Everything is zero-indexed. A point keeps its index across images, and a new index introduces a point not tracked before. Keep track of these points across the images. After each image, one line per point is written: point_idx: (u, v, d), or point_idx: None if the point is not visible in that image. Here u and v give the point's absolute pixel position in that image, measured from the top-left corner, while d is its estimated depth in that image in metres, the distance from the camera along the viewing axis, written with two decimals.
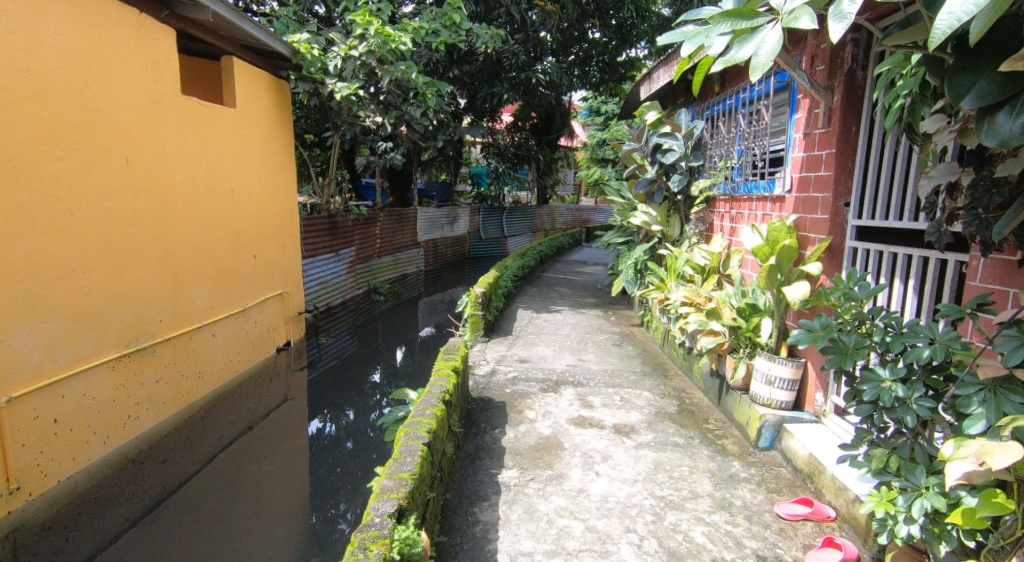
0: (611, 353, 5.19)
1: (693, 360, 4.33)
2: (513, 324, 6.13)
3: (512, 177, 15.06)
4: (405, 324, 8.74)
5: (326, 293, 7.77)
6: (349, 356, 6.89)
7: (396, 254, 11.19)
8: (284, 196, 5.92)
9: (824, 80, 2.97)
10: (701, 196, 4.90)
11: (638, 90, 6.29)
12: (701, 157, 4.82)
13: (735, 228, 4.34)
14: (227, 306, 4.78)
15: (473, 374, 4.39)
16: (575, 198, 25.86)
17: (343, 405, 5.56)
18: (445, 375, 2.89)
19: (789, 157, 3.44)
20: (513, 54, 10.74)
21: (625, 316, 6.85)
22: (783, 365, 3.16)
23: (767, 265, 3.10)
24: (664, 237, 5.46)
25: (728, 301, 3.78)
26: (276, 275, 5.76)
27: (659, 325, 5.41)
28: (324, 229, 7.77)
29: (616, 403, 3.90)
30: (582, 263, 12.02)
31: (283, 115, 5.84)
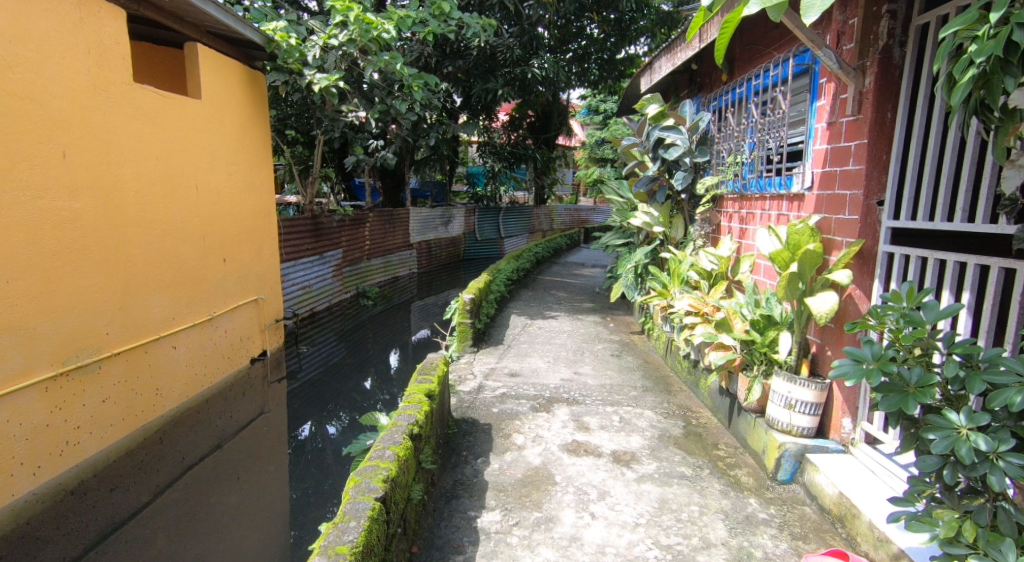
0: (610, 365, 4.79)
1: (701, 375, 3.94)
2: (504, 332, 5.73)
3: (509, 177, 14.67)
4: (395, 329, 8.35)
5: (310, 298, 7.37)
6: (332, 365, 6.50)
7: (387, 256, 10.79)
8: (260, 196, 5.53)
9: (854, 60, 2.58)
10: (707, 194, 4.49)
11: (638, 81, 5.88)
12: (707, 153, 4.44)
13: (746, 230, 3.96)
14: (193, 314, 4.40)
15: (457, 390, 4.00)
16: (574, 198, 25.50)
17: (322, 419, 5.17)
18: (417, 402, 2.49)
19: (809, 150, 3.05)
20: (508, 48, 10.36)
21: (625, 323, 6.46)
22: (805, 387, 2.77)
23: (787, 273, 2.72)
24: (666, 239, 5.09)
25: (741, 311, 3.39)
26: (251, 281, 5.36)
27: (662, 334, 5.03)
28: (307, 230, 7.37)
29: (614, 424, 3.51)
30: (580, 265, 11.64)
31: (260, 109, 5.45)
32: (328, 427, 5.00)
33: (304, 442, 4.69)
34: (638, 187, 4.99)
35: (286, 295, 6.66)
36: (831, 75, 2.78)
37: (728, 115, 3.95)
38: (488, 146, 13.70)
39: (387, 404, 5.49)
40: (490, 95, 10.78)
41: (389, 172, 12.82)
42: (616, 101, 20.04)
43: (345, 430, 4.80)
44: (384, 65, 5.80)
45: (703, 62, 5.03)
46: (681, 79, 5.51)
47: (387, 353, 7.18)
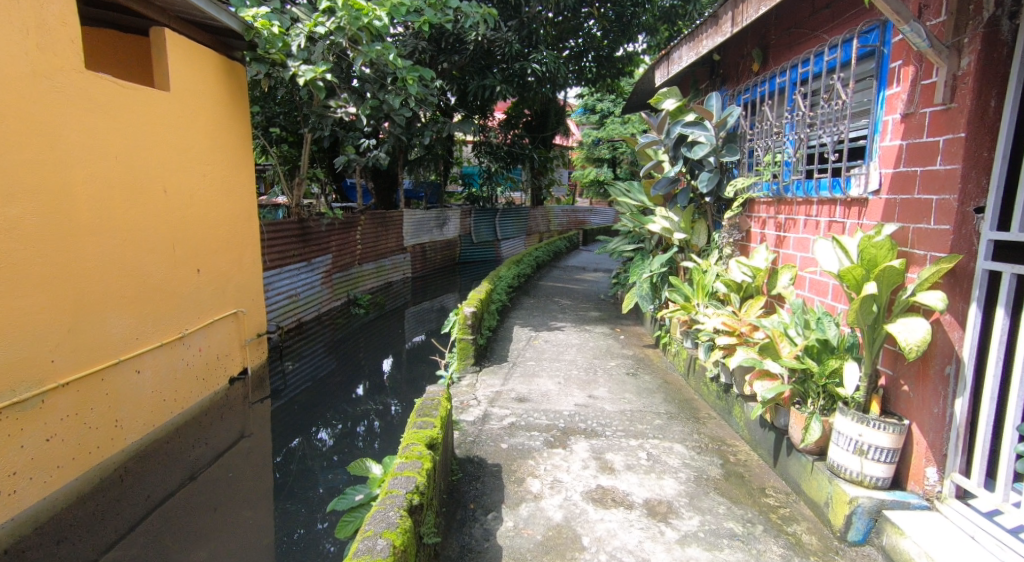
0: (627, 386, 4.34)
1: (735, 401, 3.50)
2: (508, 347, 5.26)
3: (505, 177, 14.20)
4: (388, 338, 7.87)
5: (297, 308, 6.88)
6: (320, 379, 6.00)
7: (380, 261, 10.29)
8: (240, 199, 5.03)
9: (946, 37, 2.15)
10: (737, 198, 4.03)
11: (653, 74, 5.43)
12: (736, 151, 3.98)
13: (785, 238, 3.52)
14: (161, 333, 3.90)
15: (459, 421, 3.52)
16: (570, 198, 25.07)
17: (311, 440, 4.69)
18: (417, 459, 2.00)
19: (875, 147, 2.61)
20: (506, 43, 9.90)
21: (636, 335, 6.01)
22: (880, 431, 2.32)
23: (861, 295, 2.26)
24: (687, 247, 4.64)
25: (789, 332, 2.95)
26: (230, 292, 4.87)
27: (684, 350, 4.57)
28: (294, 234, 6.87)
29: (642, 464, 3.04)
30: (581, 269, 11.22)
31: (240, 104, 4.95)
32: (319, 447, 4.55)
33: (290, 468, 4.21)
34: (657, 190, 4.53)
35: (270, 305, 6.15)
36: (910, 58, 2.34)
37: (764, 109, 3.52)
38: (484, 146, 13.29)
39: (381, 420, 5.02)
40: (488, 91, 10.30)
41: (381, 172, 12.30)
42: (613, 100, 19.65)
43: (336, 453, 4.33)
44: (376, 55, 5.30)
45: (726, 52, 4.58)
46: (700, 71, 5.07)
47: (381, 365, 6.70)
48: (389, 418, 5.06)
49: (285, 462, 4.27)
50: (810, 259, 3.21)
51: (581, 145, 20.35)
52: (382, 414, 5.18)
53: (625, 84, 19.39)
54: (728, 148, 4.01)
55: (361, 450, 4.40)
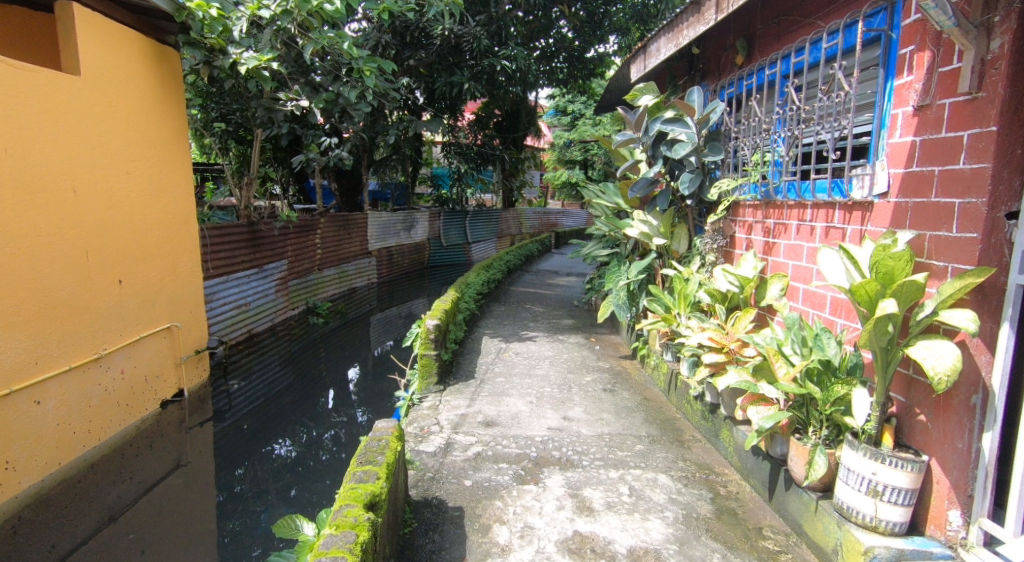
0: (604, 405, 4.00)
1: (722, 423, 3.19)
2: (475, 362, 4.87)
3: (475, 178, 13.80)
4: (350, 348, 7.39)
5: (246, 319, 6.37)
6: (271, 396, 5.51)
7: (342, 266, 9.78)
8: (174, 201, 4.52)
9: (973, 16, 1.85)
10: (722, 201, 3.73)
11: (629, 69, 5.14)
12: (720, 150, 3.68)
13: (775, 244, 3.23)
14: (69, 355, 3.44)
15: (418, 452, 3.12)
16: (542, 201, 24.82)
17: (258, 464, 4.25)
18: (352, 530, 1.60)
19: (881, 144, 2.32)
20: (474, 38, 9.53)
21: (612, 345, 5.70)
22: (898, 469, 2.00)
23: (876, 313, 1.94)
24: (667, 254, 4.34)
25: (785, 351, 2.65)
26: (162, 304, 4.37)
27: (664, 363, 4.26)
28: (243, 239, 6.37)
29: (624, 501, 2.69)
30: (553, 273, 10.91)
31: (172, 95, 4.48)
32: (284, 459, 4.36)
33: (232, 497, 3.77)
34: (635, 193, 4.18)
35: (215, 317, 5.65)
36: (926, 41, 2.05)
37: (751, 103, 3.21)
38: (453, 146, 12.92)
39: (338, 442, 4.62)
40: (456, 89, 9.90)
41: (345, 172, 11.80)
42: (584, 102, 19.48)
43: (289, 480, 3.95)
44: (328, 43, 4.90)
45: (706, 45, 4.29)
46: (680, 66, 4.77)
47: (339, 378, 6.23)
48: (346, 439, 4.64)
49: (227, 491, 3.83)
50: (805, 269, 2.92)
51: (553, 147, 20.14)
52: (338, 434, 4.74)
53: (596, 85, 19.23)
54: (711, 146, 3.70)
55: (313, 478, 3.98)
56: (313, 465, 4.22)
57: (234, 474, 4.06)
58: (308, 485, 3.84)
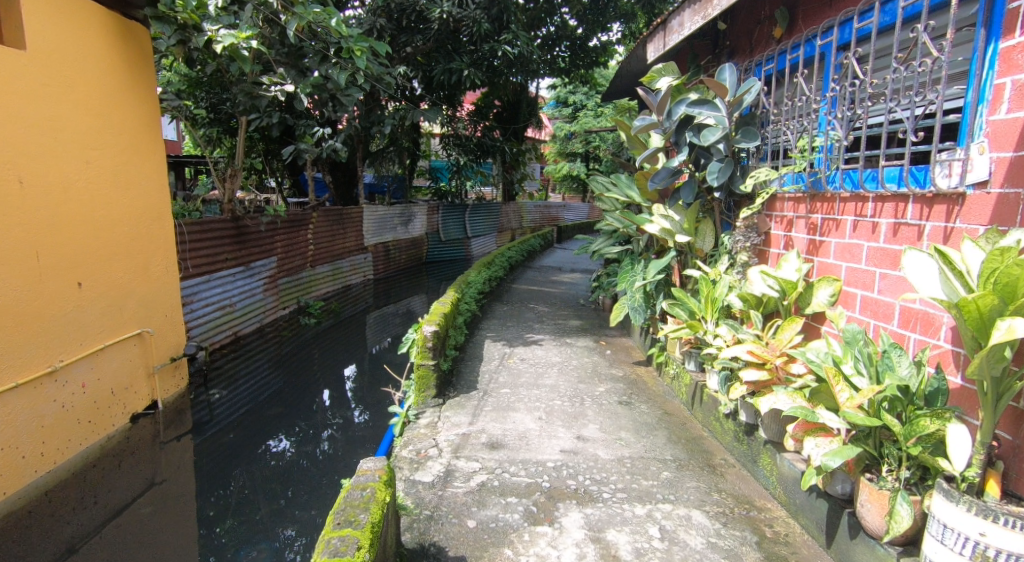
0: (622, 421, 3.60)
1: (763, 449, 2.78)
2: (477, 371, 4.46)
3: (475, 171, 13.38)
4: (343, 349, 6.98)
5: (230, 321, 5.97)
6: (257, 403, 5.10)
7: (336, 262, 9.36)
8: (145, 193, 4.09)
9: None
10: (757, 194, 3.30)
11: (645, 49, 4.73)
12: (755, 135, 3.25)
13: (823, 243, 2.81)
14: (18, 370, 3.02)
15: (413, 481, 2.72)
16: (542, 194, 24.39)
17: (251, 473, 3.97)
18: None
19: (978, 122, 1.91)
20: (474, 22, 9.09)
21: (623, 350, 5.29)
22: (1017, 532, 1.59)
23: (994, 336, 1.52)
24: (690, 252, 3.93)
25: (845, 371, 2.24)
26: (132, 308, 3.96)
27: (686, 373, 3.86)
28: (227, 234, 5.95)
29: (656, 548, 2.28)
30: (557, 269, 10.53)
31: (140, 76, 4.03)
32: (280, 456, 4.24)
33: (214, 521, 3.38)
34: (654, 185, 3.72)
35: (195, 320, 5.25)
36: None
37: (796, 79, 2.79)
38: (452, 138, 12.50)
39: (331, 444, 4.38)
40: (455, 76, 9.48)
41: (339, 165, 11.38)
42: (586, 93, 19.04)
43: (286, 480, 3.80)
44: (313, 20, 4.48)
45: (734, 19, 3.84)
46: (703, 44, 4.33)
47: (331, 383, 5.82)
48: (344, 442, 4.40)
49: (208, 513, 3.43)
50: (864, 273, 2.50)
51: (554, 140, 19.75)
52: (328, 447, 4.34)
53: (598, 76, 18.81)
54: (744, 130, 3.28)
55: (299, 501, 3.58)
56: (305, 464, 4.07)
57: (215, 494, 3.67)
58: (294, 510, 3.45)
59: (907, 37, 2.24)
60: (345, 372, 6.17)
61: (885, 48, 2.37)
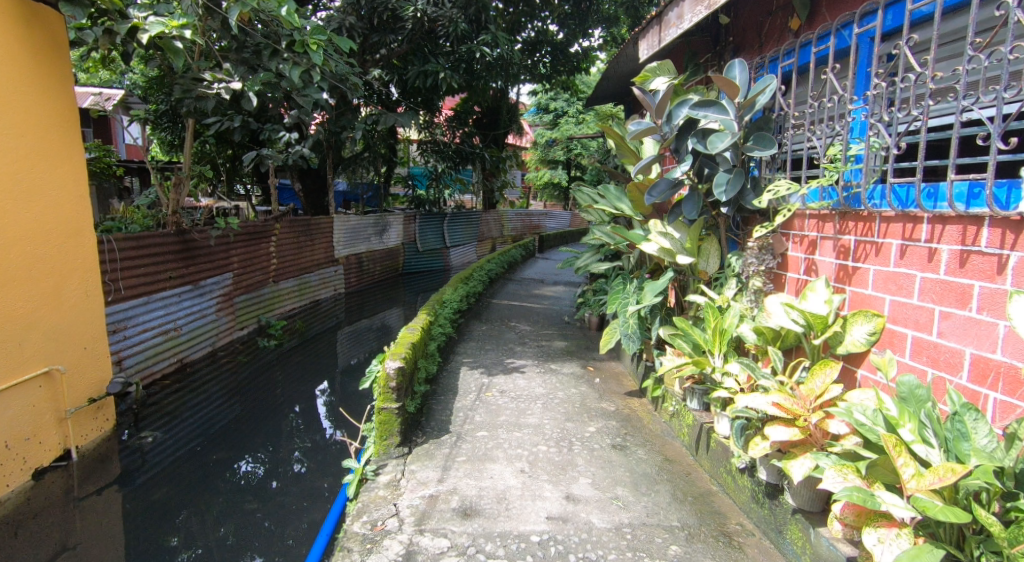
0: (617, 472, 3.10)
1: (789, 518, 2.29)
2: (450, 409, 3.94)
3: (454, 178, 12.90)
4: (306, 373, 6.41)
5: (172, 346, 5.42)
6: (202, 441, 4.53)
7: (302, 277, 8.77)
8: (52, 203, 3.59)
9: None
10: (772, 210, 2.84)
11: (637, 47, 4.30)
12: (770, 142, 2.77)
13: (857, 270, 2.34)
14: None
15: None
16: (523, 201, 23.98)
17: (187, 530, 3.39)
18: None
19: None
20: (450, 21, 8.63)
21: (614, 378, 4.82)
22: None
23: None
24: (691, 273, 3.46)
25: (903, 438, 1.77)
26: (31, 344, 3.39)
27: (689, 412, 3.38)
28: (171, 250, 5.43)
29: None
30: (540, 282, 10.05)
31: (50, 72, 3.60)
32: (251, 476, 4.09)
33: None
34: (653, 198, 3.29)
35: (124, 350, 4.67)
36: None
37: (826, 76, 2.32)
38: (429, 144, 11.86)
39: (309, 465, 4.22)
40: (430, 79, 8.97)
41: (309, 172, 10.81)
42: (566, 99, 18.75)
43: (232, 520, 3.46)
44: (257, 7, 4.01)
45: (738, 12, 3.42)
46: (702, 41, 3.92)
47: (290, 414, 5.26)
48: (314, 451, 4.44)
49: None
50: (917, 310, 2.03)
51: (535, 148, 19.39)
52: (277, 495, 3.77)
53: (579, 82, 18.55)
54: (755, 134, 2.83)
55: None
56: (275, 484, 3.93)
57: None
58: None
59: (992, 14, 1.81)
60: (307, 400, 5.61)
61: (956, 30, 1.93)
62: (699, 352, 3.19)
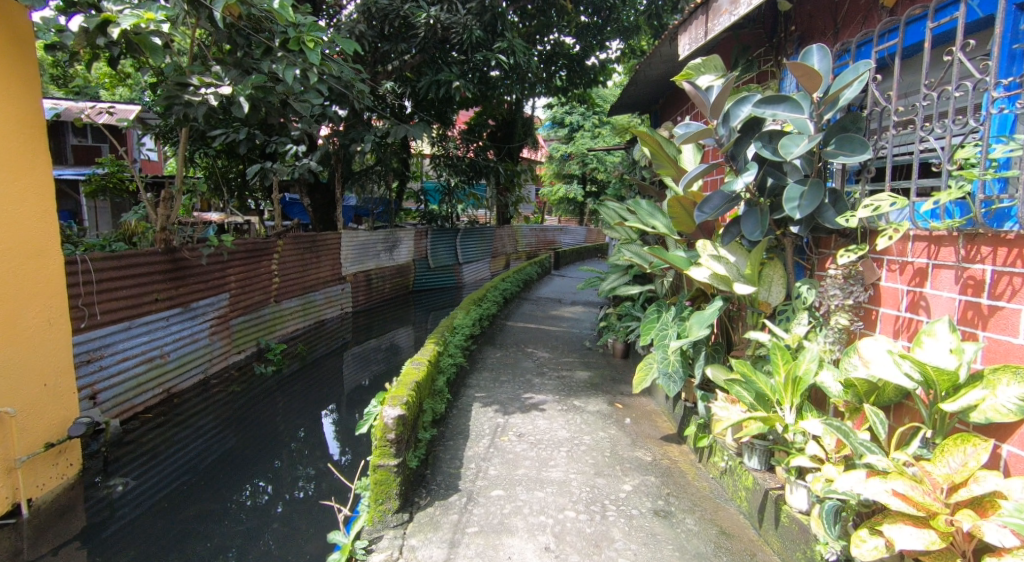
0: (664, 550, 2.52)
1: None
2: (460, 459, 3.40)
3: (467, 193, 12.44)
4: (306, 403, 5.90)
5: (158, 374, 4.94)
6: (183, 486, 4.00)
7: (306, 296, 8.32)
8: (9, 220, 3.13)
9: None
10: (859, 228, 2.29)
11: (676, 41, 3.78)
12: (861, 146, 2.20)
13: (998, 312, 1.79)
14: None
15: None
16: (538, 217, 23.56)
17: None
18: None
19: None
20: (464, 28, 8.19)
21: (647, 418, 4.25)
22: None
23: None
24: (749, 305, 2.90)
25: None
26: None
27: (747, 472, 2.81)
28: (160, 268, 4.97)
29: None
30: (557, 302, 9.50)
31: (13, 71, 3.17)
32: (258, 493, 4.00)
33: None
34: (705, 215, 2.76)
35: (98, 382, 4.19)
36: None
37: (954, 54, 1.78)
38: (442, 158, 11.34)
39: (312, 490, 3.97)
40: (443, 88, 8.45)
41: (318, 186, 10.43)
42: (582, 113, 18.33)
43: None
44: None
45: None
46: (754, 33, 3.38)
47: (286, 450, 4.74)
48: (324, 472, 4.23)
49: None
50: None
51: (550, 162, 18.97)
52: (277, 523, 3.53)
53: (595, 96, 18.13)
54: (838, 136, 2.29)
55: None
56: (281, 511, 3.71)
57: None
58: None
59: None
60: (304, 433, 5.11)
61: None
62: (763, 403, 2.60)
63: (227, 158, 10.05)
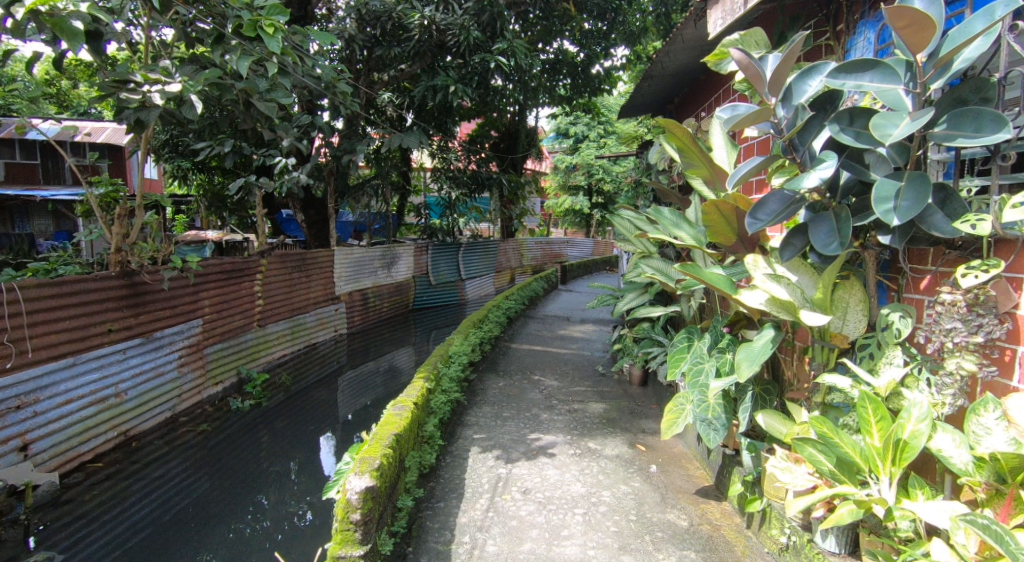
0: None
1: None
2: (451, 530, 2.76)
3: (469, 206, 11.86)
4: (288, 441, 5.24)
5: (110, 416, 4.34)
6: (125, 557, 3.37)
7: (295, 318, 7.71)
8: None
9: None
10: (988, 232, 1.65)
11: (705, 17, 3.17)
12: (993, 124, 1.56)
13: None
14: None
15: None
16: (544, 230, 23.00)
17: None
18: None
19: None
20: (462, 30, 7.67)
21: (676, 466, 3.58)
22: None
23: None
24: (816, 338, 2.26)
25: None
26: None
27: (821, 558, 2.15)
28: (112, 293, 4.41)
29: None
30: (566, 321, 8.84)
31: None
32: (257, 520, 3.88)
33: None
34: (762, 221, 2.09)
35: (27, 435, 3.60)
36: None
37: None
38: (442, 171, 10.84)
39: (310, 519, 3.84)
40: (440, 94, 7.86)
41: (311, 201, 9.91)
42: (587, 123, 17.83)
43: None
44: None
45: None
46: (802, 0, 2.75)
47: (259, 500, 4.12)
48: (307, 516, 3.84)
49: None
50: None
51: (555, 174, 18.44)
52: None
53: (600, 105, 17.64)
54: (952, 112, 1.67)
55: None
56: (283, 535, 3.66)
57: None
58: None
59: None
60: (287, 481, 4.47)
61: None
62: (847, 471, 1.96)
63: (220, 173, 9.72)
